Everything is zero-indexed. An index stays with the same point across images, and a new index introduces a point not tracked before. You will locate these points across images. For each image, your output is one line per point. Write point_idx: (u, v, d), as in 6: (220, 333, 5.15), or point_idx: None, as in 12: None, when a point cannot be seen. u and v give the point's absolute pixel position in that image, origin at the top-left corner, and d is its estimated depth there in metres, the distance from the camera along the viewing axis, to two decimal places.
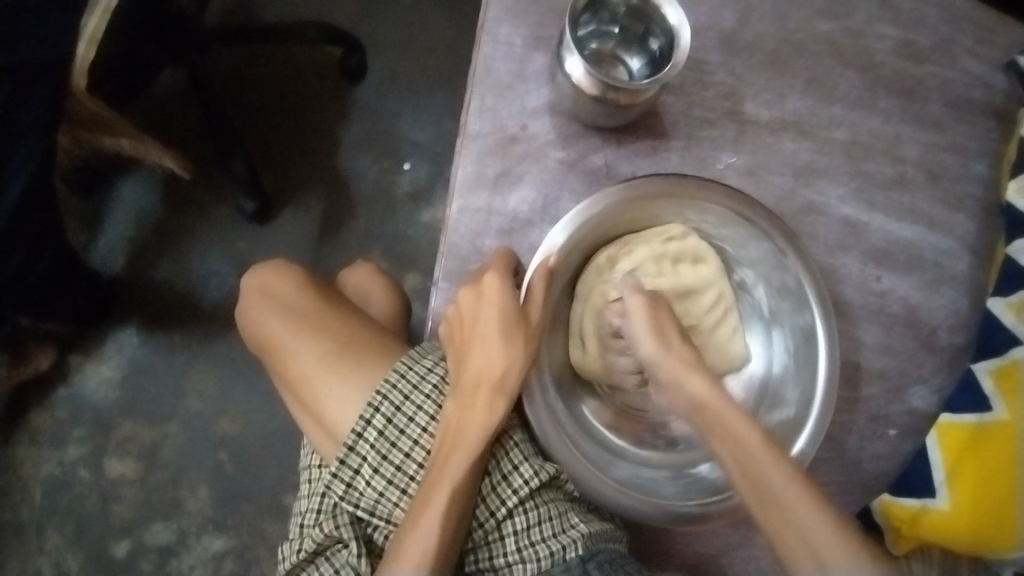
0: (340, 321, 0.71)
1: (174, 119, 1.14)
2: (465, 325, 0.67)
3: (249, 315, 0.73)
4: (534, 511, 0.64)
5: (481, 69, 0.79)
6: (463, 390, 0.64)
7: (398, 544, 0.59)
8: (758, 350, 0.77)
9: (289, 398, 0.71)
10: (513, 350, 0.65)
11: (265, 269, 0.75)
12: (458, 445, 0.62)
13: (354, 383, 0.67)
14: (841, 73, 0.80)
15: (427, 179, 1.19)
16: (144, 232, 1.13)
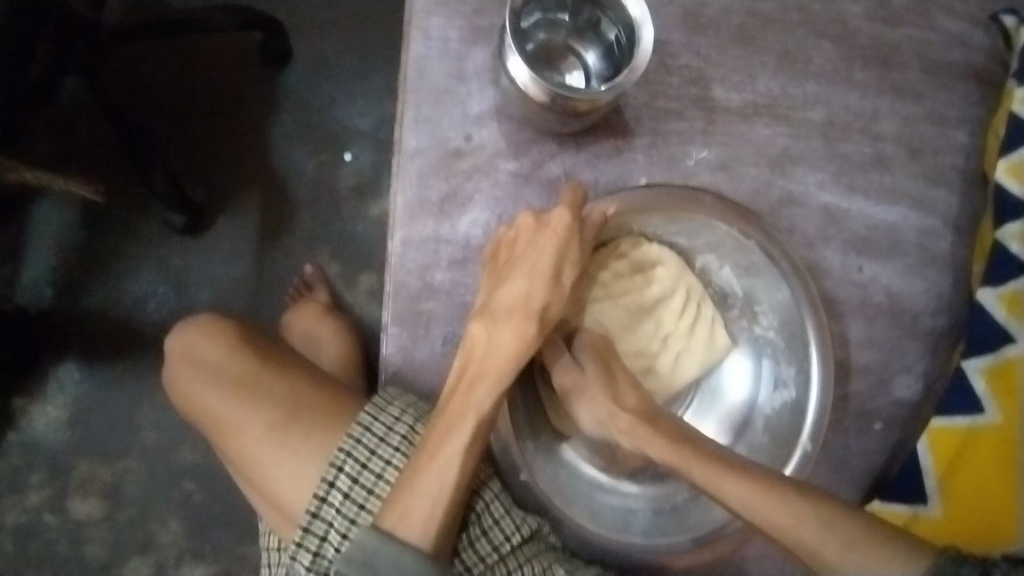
0: (281, 381, 0.61)
1: (82, 130, 1.02)
2: (516, 248, 0.60)
3: (178, 386, 0.64)
4: (519, 573, 0.58)
5: (413, 73, 0.69)
6: (495, 313, 0.58)
7: (402, 492, 0.55)
8: (745, 369, 0.68)
9: (240, 479, 0.62)
10: (556, 287, 0.59)
11: (187, 329, 0.65)
12: (486, 375, 0.57)
13: (307, 455, 0.58)
14: (815, 44, 0.72)
15: (371, 170, 1.09)
16: (70, 259, 1.03)
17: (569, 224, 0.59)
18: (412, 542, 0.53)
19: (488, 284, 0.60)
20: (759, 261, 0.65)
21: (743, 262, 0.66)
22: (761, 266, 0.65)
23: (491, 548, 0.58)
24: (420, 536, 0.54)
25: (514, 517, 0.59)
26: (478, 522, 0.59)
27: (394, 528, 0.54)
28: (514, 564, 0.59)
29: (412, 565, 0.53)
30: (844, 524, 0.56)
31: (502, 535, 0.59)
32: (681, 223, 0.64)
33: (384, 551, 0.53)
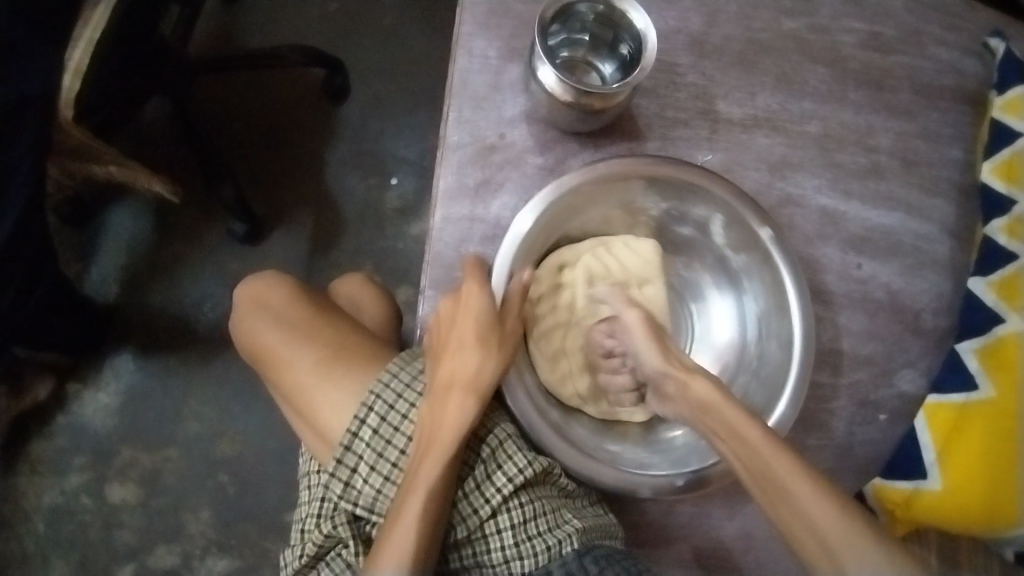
0: (332, 328, 0.70)
1: (162, 147, 1.16)
2: (443, 331, 0.67)
3: (243, 327, 0.73)
4: (529, 506, 0.63)
5: (458, 83, 0.81)
6: (439, 389, 0.64)
7: (376, 558, 0.58)
8: (728, 320, 0.79)
9: (288, 409, 0.70)
10: (489, 352, 0.65)
11: (257, 280, 0.75)
12: (432, 441, 0.61)
13: (348, 387, 0.66)
14: (810, 69, 0.82)
15: (414, 194, 1.20)
16: (138, 260, 1.14)
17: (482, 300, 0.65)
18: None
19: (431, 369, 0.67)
20: (740, 230, 0.73)
21: (732, 225, 0.74)
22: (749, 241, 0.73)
23: (505, 481, 0.63)
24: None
25: (527, 453, 0.63)
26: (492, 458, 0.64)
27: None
28: (525, 497, 0.63)
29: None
30: (800, 469, 0.58)
31: (515, 469, 0.63)
32: (682, 196, 0.74)
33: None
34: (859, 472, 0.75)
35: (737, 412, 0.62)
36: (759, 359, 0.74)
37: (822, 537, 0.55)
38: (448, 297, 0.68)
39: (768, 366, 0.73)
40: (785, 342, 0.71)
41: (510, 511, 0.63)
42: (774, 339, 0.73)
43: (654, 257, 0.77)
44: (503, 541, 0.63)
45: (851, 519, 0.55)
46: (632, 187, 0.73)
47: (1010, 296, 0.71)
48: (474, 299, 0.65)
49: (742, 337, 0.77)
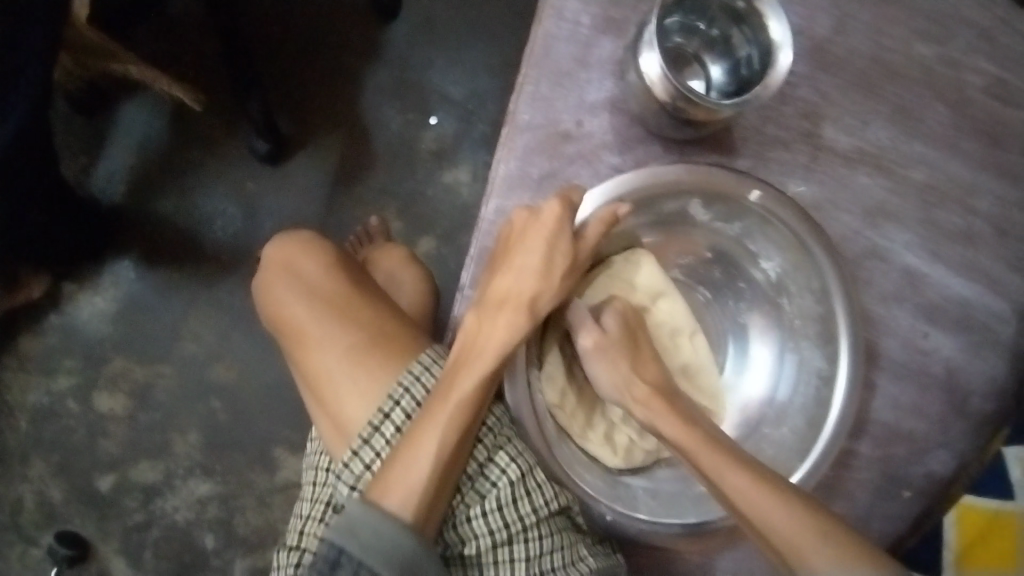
0: (368, 305, 0.67)
1: (187, 37, 1.05)
2: (510, 241, 0.62)
3: (270, 291, 0.68)
4: (547, 539, 0.62)
5: (540, 50, 0.71)
6: (489, 303, 0.61)
7: (387, 469, 0.57)
8: (765, 369, 0.70)
9: (304, 389, 0.67)
10: (549, 280, 0.62)
11: (290, 241, 0.70)
12: (473, 357, 0.60)
13: (377, 375, 0.63)
14: (930, 106, 0.73)
15: (453, 138, 1.11)
16: (149, 164, 1.06)
17: (563, 223, 0.61)
18: (393, 512, 0.55)
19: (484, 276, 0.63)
20: (802, 259, 0.65)
21: (781, 241, 0.65)
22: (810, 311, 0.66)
23: (530, 510, 0.61)
24: (398, 505, 0.56)
25: (553, 487, 0.62)
26: (519, 487, 0.61)
27: (378, 500, 0.56)
28: (546, 527, 0.62)
29: (393, 535, 0.54)
30: (761, 489, 0.55)
31: (542, 500, 0.61)
32: (720, 205, 0.64)
33: (367, 522, 0.54)
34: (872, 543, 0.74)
35: (671, 425, 0.59)
36: (783, 414, 0.68)
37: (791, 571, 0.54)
38: (523, 206, 0.62)
39: (794, 430, 0.66)
40: (822, 397, 0.65)
41: (527, 541, 0.61)
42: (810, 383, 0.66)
43: (655, 268, 0.68)
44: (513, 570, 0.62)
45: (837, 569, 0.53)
46: (646, 203, 0.63)
47: None
48: (554, 217, 0.60)
49: (772, 391, 0.69)
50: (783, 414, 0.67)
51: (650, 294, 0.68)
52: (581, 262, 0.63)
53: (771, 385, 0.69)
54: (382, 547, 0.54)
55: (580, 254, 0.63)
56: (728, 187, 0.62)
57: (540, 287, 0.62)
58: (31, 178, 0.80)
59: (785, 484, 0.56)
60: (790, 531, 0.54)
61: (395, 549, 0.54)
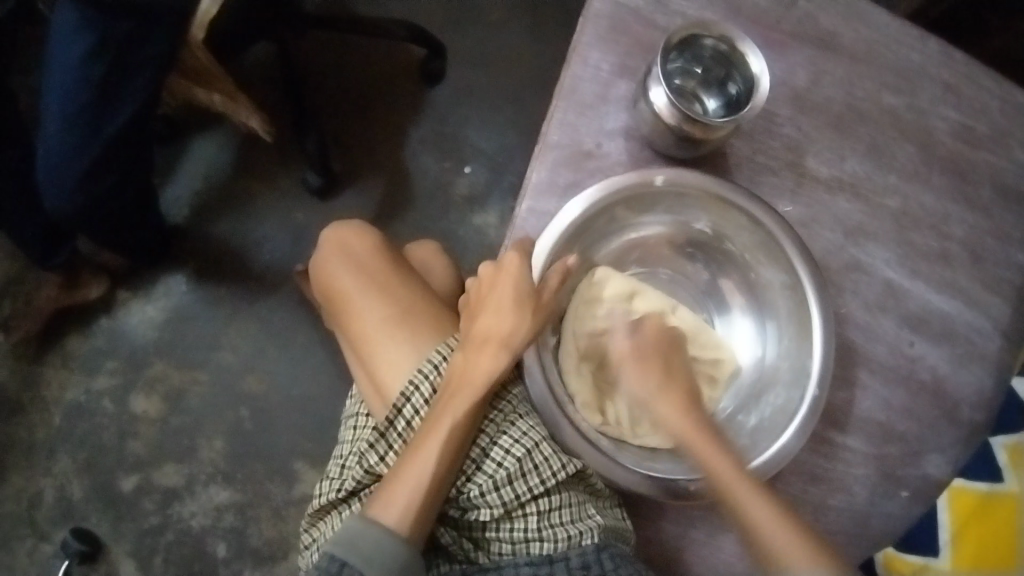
0: (407, 287, 0.75)
1: (259, 87, 1.21)
2: (481, 293, 0.71)
3: (323, 269, 0.78)
4: (557, 497, 0.67)
5: (568, 86, 0.85)
6: (472, 343, 0.68)
7: (387, 488, 0.63)
8: (747, 333, 0.82)
9: (350, 355, 0.75)
10: (522, 319, 0.68)
11: (344, 227, 0.80)
12: (459, 390, 0.66)
13: (414, 345, 0.71)
14: (901, 146, 0.85)
15: (484, 185, 1.24)
16: (211, 191, 1.18)
17: (522, 272, 0.68)
18: (391, 529, 0.61)
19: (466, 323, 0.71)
20: (773, 248, 0.75)
21: (760, 241, 0.76)
22: (793, 307, 0.76)
23: (539, 482, 0.66)
24: (397, 522, 0.62)
25: (562, 456, 0.67)
26: (529, 458, 0.66)
27: (377, 518, 0.62)
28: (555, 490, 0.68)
29: (390, 551, 0.60)
30: (772, 511, 0.60)
31: (550, 471, 0.67)
32: (680, 201, 0.76)
33: (367, 535, 0.61)
34: (871, 539, 0.78)
35: (703, 440, 0.65)
36: (776, 370, 0.77)
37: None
38: (489, 261, 0.70)
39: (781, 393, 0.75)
40: (798, 386, 0.74)
41: (538, 498, 0.67)
42: (785, 348, 0.77)
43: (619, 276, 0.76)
44: (526, 524, 0.67)
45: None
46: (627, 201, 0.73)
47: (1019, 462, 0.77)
48: (513, 268, 0.68)
49: (762, 354, 0.79)
50: (771, 375, 0.77)
51: (626, 294, 0.76)
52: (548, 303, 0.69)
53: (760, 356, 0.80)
54: (381, 560, 0.60)
55: (546, 297, 0.69)
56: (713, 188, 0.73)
57: (513, 327, 0.67)
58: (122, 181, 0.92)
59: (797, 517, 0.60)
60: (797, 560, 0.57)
61: (394, 561, 0.60)
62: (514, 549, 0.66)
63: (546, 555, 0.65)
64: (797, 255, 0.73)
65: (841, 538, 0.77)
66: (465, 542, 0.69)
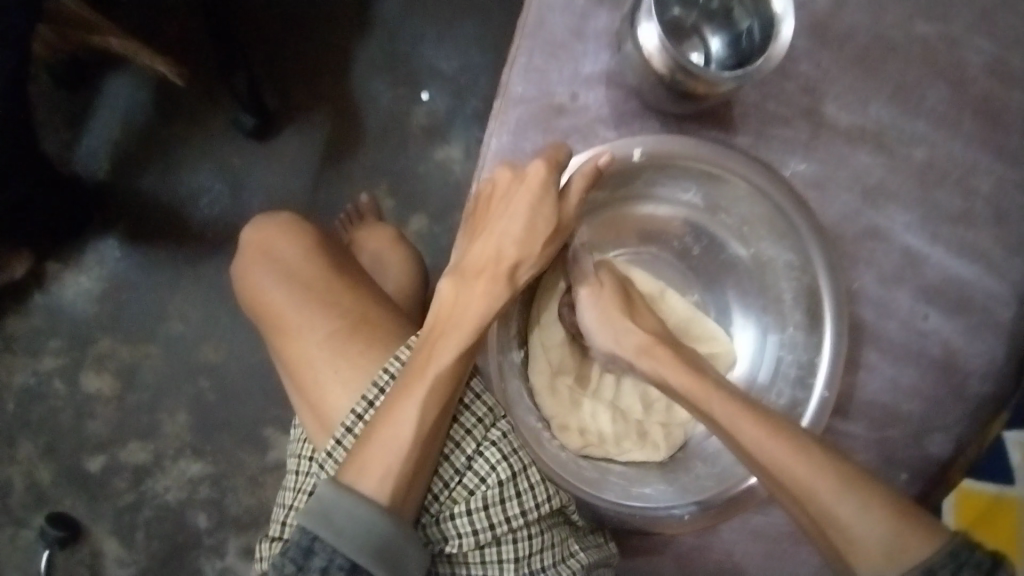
0: (351, 294, 0.65)
1: (168, 5, 1.01)
2: (490, 204, 0.62)
3: (247, 277, 0.67)
4: (539, 537, 0.58)
5: (534, 21, 0.69)
6: (466, 271, 0.61)
7: (362, 447, 0.55)
8: (745, 347, 0.71)
9: (286, 380, 0.65)
10: (529, 243, 0.61)
11: (268, 224, 0.69)
12: (452, 329, 0.59)
13: (361, 366, 0.61)
14: (932, 85, 0.72)
15: (445, 114, 1.08)
16: (132, 138, 1.03)
17: (549, 187, 0.61)
18: (368, 495, 0.53)
19: (464, 243, 0.63)
20: (777, 220, 0.65)
21: (771, 220, 0.65)
22: (804, 294, 0.66)
23: (518, 513, 0.57)
24: (374, 488, 0.53)
25: (548, 487, 0.59)
26: (509, 487, 0.57)
27: (353, 482, 0.53)
28: (538, 528, 0.59)
29: (368, 518, 0.52)
30: (776, 437, 0.55)
31: (533, 502, 0.58)
32: (660, 172, 0.65)
33: (340, 504, 0.52)
34: None
35: (686, 373, 0.59)
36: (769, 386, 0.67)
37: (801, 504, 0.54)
38: (509, 165, 0.62)
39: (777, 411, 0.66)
40: (803, 391, 0.64)
41: (516, 541, 0.58)
42: (786, 357, 0.67)
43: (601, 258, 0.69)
44: (502, 571, 0.58)
45: (855, 511, 0.52)
46: (616, 175, 0.64)
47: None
48: (541, 177, 0.60)
49: (753, 372, 0.69)
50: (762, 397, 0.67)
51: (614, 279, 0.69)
52: (565, 226, 0.63)
53: (762, 359, 0.69)
54: (357, 533, 0.52)
55: (567, 216, 0.62)
56: (706, 157, 0.62)
57: (521, 251, 0.61)
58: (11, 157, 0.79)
59: (800, 432, 0.56)
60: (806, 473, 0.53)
61: (371, 534, 0.52)
62: None
63: None
64: (810, 234, 0.63)
65: None
66: None
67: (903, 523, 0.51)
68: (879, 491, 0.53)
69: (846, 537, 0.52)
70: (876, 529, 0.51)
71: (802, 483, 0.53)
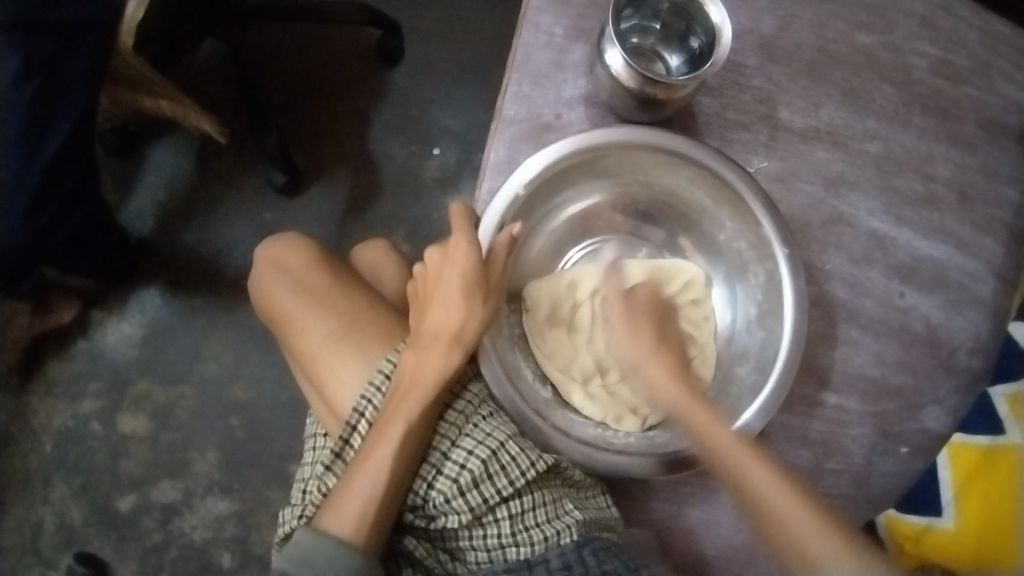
0: (347, 298, 0.73)
1: (208, 87, 1.17)
2: (428, 284, 0.70)
3: (264, 286, 0.77)
4: (530, 497, 0.65)
5: (520, 56, 0.80)
6: (423, 341, 0.66)
7: (338, 494, 0.61)
8: (722, 302, 0.79)
9: (298, 372, 0.74)
10: (473, 309, 0.67)
11: (278, 242, 0.78)
12: (410, 388, 0.64)
13: (360, 360, 0.69)
14: (878, 87, 0.81)
15: (454, 166, 1.20)
16: (174, 200, 1.16)
17: (470, 251, 0.67)
18: (345, 537, 0.60)
19: (416, 318, 0.69)
20: (728, 191, 0.73)
21: (723, 194, 0.74)
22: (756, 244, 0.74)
23: (506, 483, 0.63)
24: (350, 532, 0.60)
25: (529, 455, 0.64)
26: (492, 463, 0.63)
27: (329, 526, 0.60)
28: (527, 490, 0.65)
29: (347, 558, 0.59)
30: (768, 470, 0.57)
31: (518, 471, 0.64)
32: (596, 164, 0.75)
33: (320, 548, 0.59)
34: (871, 501, 0.75)
35: (704, 413, 0.63)
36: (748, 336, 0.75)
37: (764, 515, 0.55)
38: (436, 245, 0.70)
39: (757, 345, 0.73)
40: (772, 326, 0.72)
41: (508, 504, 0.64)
42: (756, 307, 0.75)
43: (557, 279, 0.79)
44: (499, 529, 0.64)
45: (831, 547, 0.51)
46: (550, 180, 0.73)
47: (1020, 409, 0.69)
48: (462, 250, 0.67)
49: (733, 321, 0.77)
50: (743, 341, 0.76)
51: (565, 287, 0.79)
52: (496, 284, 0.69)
53: (732, 301, 0.78)
54: (339, 570, 0.59)
55: (495, 274, 0.69)
56: (623, 138, 0.71)
57: (465, 320, 0.67)
58: (72, 202, 0.88)
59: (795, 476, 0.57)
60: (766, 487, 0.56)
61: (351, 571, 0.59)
62: (490, 557, 0.64)
63: (525, 559, 0.63)
64: (763, 211, 0.71)
65: (841, 502, 0.74)
66: (441, 553, 0.66)
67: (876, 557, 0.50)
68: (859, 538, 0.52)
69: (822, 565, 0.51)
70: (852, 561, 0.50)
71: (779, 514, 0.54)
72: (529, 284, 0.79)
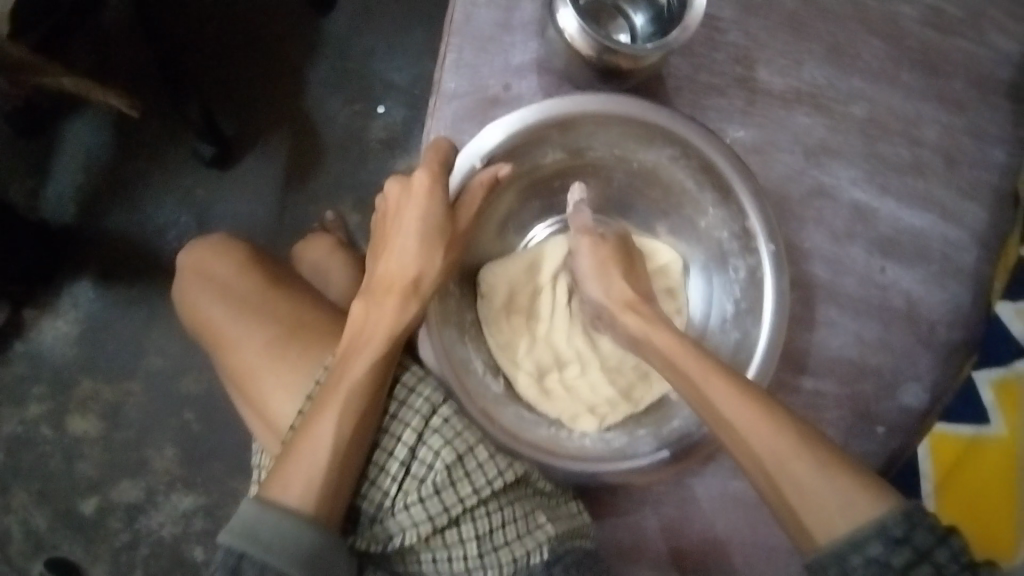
0: (286, 301, 0.65)
1: (117, 51, 1.04)
2: (387, 221, 0.63)
3: (186, 298, 0.68)
4: (499, 512, 0.59)
5: (460, 18, 0.70)
6: (374, 289, 0.62)
7: (283, 466, 0.55)
8: (696, 291, 0.74)
9: (235, 394, 0.65)
10: (430, 255, 0.62)
11: (199, 247, 0.69)
12: (359, 343, 0.59)
13: (303, 368, 0.62)
14: (865, 41, 0.73)
15: (402, 125, 1.09)
16: (95, 181, 1.05)
17: (435, 195, 0.61)
18: (293, 510, 0.53)
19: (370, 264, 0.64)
20: (710, 168, 0.65)
21: (701, 169, 0.66)
22: (739, 232, 0.67)
23: (473, 491, 0.58)
24: (298, 502, 0.54)
25: (499, 462, 0.60)
26: (457, 468, 0.58)
27: (275, 500, 0.54)
28: (496, 505, 0.60)
29: (296, 531, 0.52)
30: (750, 403, 0.55)
31: (485, 480, 0.59)
32: (568, 133, 0.66)
33: (263, 522, 0.52)
34: None
35: (668, 339, 0.60)
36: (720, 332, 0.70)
37: (771, 478, 0.53)
38: (397, 177, 0.63)
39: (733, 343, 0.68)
40: (752, 320, 0.67)
41: (475, 519, 0.59)
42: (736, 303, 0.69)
43: (515, 260, 0.73)
44: (465, 548, 0.58)
45: (815, 478, 0.52)
46: (521, 148, 0.65)
47: (1007, 402, 0.65)
48: (424, 186, 0.61)
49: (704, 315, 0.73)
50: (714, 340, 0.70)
51: (526, 269, 0.73)
52: (462, 229, 0.64)
53: (708, 291, 0.73)
54: (284, 548, 0.52)
55: (461, 216, 0.63)
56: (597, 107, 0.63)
57: (423, 266, 0.61)
58: None
59: (767, 397, 0.56)
60: (765, 442, 0.53)
61: (301, 547, 0.52)
62: None
63: None
64: (745, 191, 0.64)
65: None
66: None
67: (859, 489, 0.51)
68: (844, 464, 0.52)
69: (807, 503, 0.51)
70: (840, 501, 0.51)
71: (756, 453, 0.53)
72: (488, 264, 0.73)
